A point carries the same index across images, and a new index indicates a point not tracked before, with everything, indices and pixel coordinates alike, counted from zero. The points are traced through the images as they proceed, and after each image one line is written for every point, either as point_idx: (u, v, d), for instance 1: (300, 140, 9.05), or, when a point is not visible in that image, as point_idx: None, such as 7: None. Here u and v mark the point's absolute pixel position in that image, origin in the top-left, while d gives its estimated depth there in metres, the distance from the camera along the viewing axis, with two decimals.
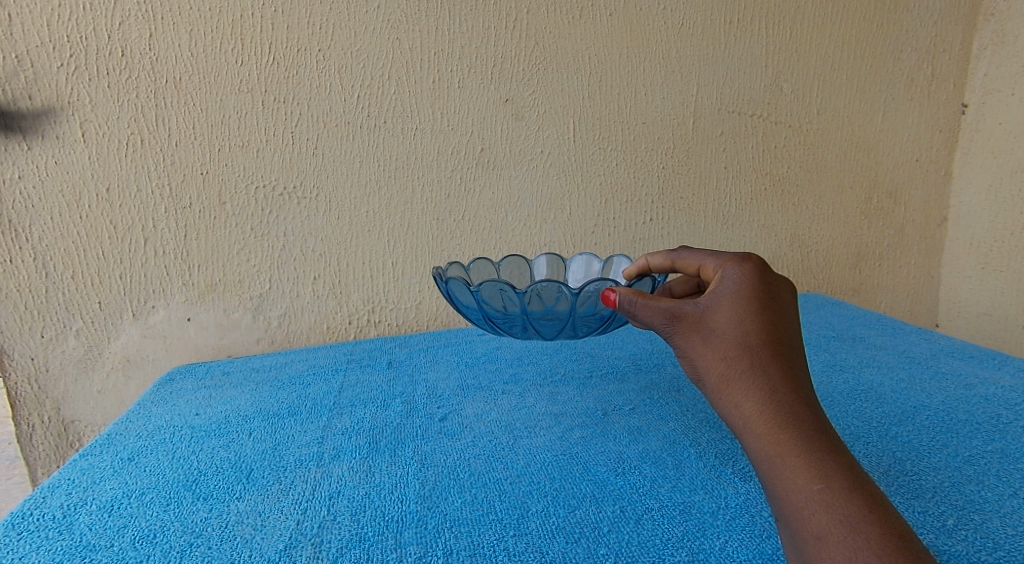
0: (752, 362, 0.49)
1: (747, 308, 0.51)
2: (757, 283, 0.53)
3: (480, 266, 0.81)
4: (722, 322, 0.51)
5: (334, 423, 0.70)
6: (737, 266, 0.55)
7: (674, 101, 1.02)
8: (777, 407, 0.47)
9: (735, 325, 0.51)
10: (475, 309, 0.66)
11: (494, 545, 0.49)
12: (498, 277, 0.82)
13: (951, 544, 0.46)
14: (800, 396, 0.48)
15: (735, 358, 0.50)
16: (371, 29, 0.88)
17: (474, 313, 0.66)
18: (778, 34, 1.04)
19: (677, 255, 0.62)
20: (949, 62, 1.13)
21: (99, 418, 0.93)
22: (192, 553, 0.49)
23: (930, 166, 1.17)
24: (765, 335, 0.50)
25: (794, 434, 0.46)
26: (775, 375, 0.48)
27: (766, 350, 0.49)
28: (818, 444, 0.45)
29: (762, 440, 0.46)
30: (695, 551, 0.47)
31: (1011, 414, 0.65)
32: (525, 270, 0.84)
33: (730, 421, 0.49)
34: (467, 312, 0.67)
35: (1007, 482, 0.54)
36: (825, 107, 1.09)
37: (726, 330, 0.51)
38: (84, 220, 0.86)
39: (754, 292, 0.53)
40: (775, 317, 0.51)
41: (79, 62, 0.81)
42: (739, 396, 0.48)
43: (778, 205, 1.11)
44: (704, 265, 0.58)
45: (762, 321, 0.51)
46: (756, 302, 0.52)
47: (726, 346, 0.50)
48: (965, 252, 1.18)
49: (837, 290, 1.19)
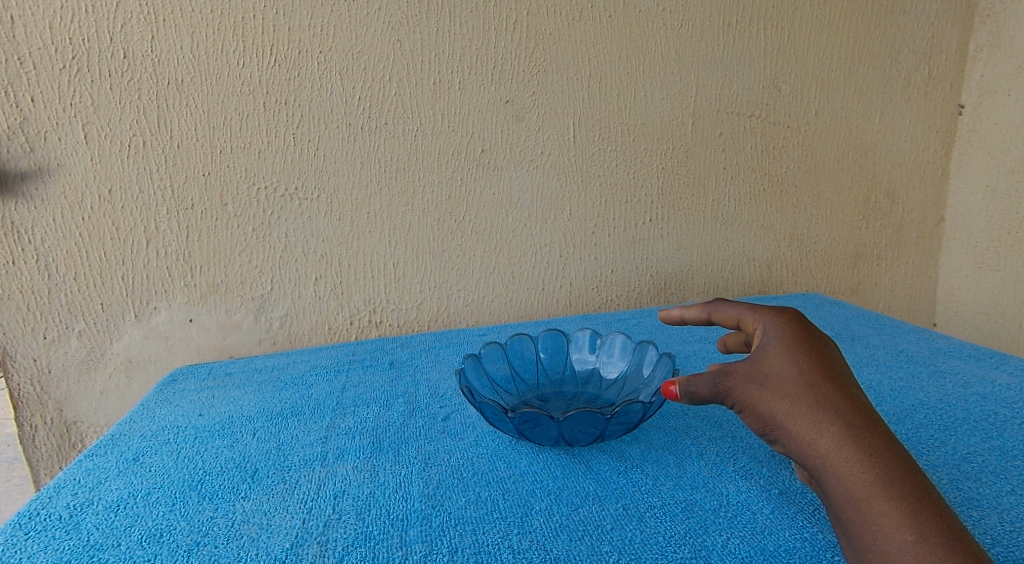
0: (819, 397, 0.49)
1: (795, 351, 0.52)
2: (796, 327, 0.55)
3: (469, 365, 0.71)
4: (775, 364, 0.51)
5: (337, 423, 0.70)
6: (773, 317, 0.57)
7: (672, 102, 1.03)
8: (857, 445, 0.46)
9: (790, 365, 0.51)
10: (533, 430, 0.60)
11: (498, 542, 0.50)
12: (492, 365, 0.74)
13: None
14: (876, 433, 0.47)
15: (801, 394, 0.49)
16: (372, 31, 0.89)
17: (533, 434, 0.61)
18: (777, 36, 1.05)
19: (712, 305, 0.62)
20: (946, 63, 1.14)
21: (101, 420, 0.93)
22: (199, 551, 0.50)
23: (927, 166, 1.18)
24: (823, 373, 0.50)
25: (879, 474, 0.45)
26: (846, 410, 0.48)
27: (829, 386, 0.49)
28: (907, 486, 0.44)
29: (846, 483, 0.45)
30: (697, 548, 0.48)
31: (1009, 412, 0.66)
32: (508, 351, 0.76)
33: (805, 461, 0.48)
34: (503, 427, 0.62)
35: (1004, 478, 0.54)
36: (823, 108, 1.10)
37: (784, 372, 0.51)
38: (87, 222, 0.86)
39: (799, 335, 0.54)
40: (824, 356, 0.52)
41: (82, 64, 0.81)
42: (814, 434, 0.47)
43: (776, 205, 1.12)
44: (741, 317, 0.59)
45: (816, 363, 0.51)
46: (801, 344, 0.53)
47: (788, 383, 0.50)
48: (962, 251, 1.19)
49: (836, 290, 1.19)
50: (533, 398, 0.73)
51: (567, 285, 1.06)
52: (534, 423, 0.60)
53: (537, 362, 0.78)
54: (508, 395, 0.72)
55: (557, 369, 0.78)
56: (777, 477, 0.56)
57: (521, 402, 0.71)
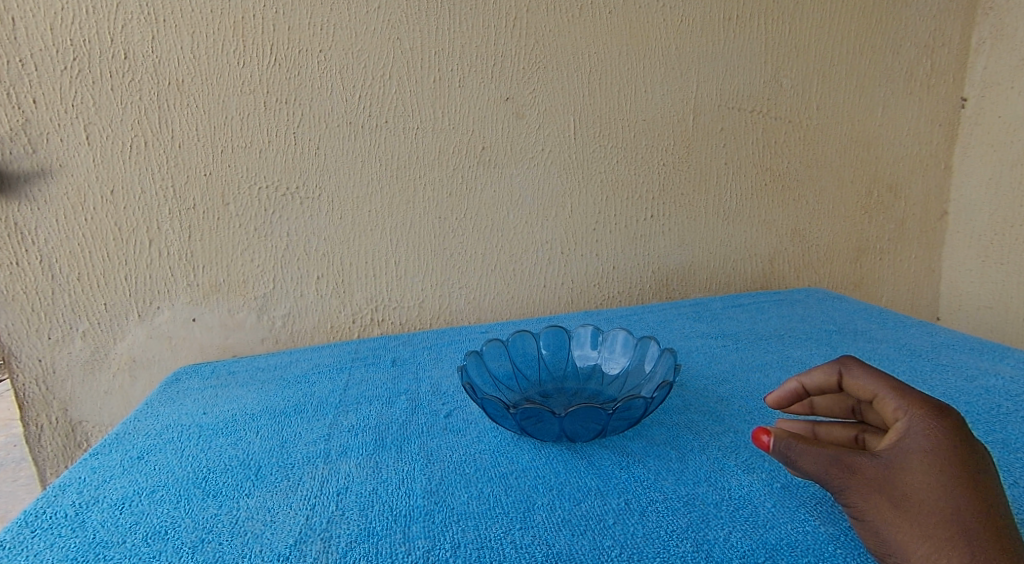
0: (960, 538, 0.42)
1: (944, 469, 0.44)
2: (951, 429, 0.45)
3: (472, 362, 0.71)
4: (916, 485, 0.44)
5: (340, 421, 0.71)
6: (925, 415, 0.46)
7: (673, 98, 1.02)
8: None
9: (933, 490, 0.43)
10: (535, 427, 0.60)
11: (501, 537, 0.50)
12: (494, 362, 0.74)
13: None
14: None
15: (940, 532, 0.42)
16: (371, 30, 0.89)
17: (535, 431, 0.61)
18: (777, 30, 1.05)
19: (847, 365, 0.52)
20: (948, 56, 1.13)
21: (105, 419, 0.93)
22: (204, 548, 0.51)
23: (930, 160, 1.18)
24: (972, 506, 0.43)
25: None
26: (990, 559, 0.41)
27: (978, 524, 0.42)
28: None
29: None
30: (699, 542, 0.48)
31: (1012, 405, 0.66)
32: (510, 347, 0.76)
33: None
34: (506, 424, 0.62)
35: (1007, 471, 0.54)
36: (824, 102, 1.10)
37: (925, 500, 0.43)
38: (90, 223, 0.86)
39: (954, 445, 0.45)
40: (979, 477, 0.44)
41: (83, 65, 0.82)
42: None
43: (778, 200, 1.11)
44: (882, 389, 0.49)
45: (965, 491, 0.43)
46: (953, 459, 0.44)
47: (926, 514, 0.43)
48: (965, 245, 1.19)
49: (839, 285, 1.19)
50: (535, 394, 0.73)
51: (569, 282, 1.06)
52: (536, 419, 0.60)
53: (539, 358, 0.78)
54: (510, 392, 0.72)
55: (559, 365, 0.78)
56: (779, 471, 0.56)
57: (524, 399, 0.71)
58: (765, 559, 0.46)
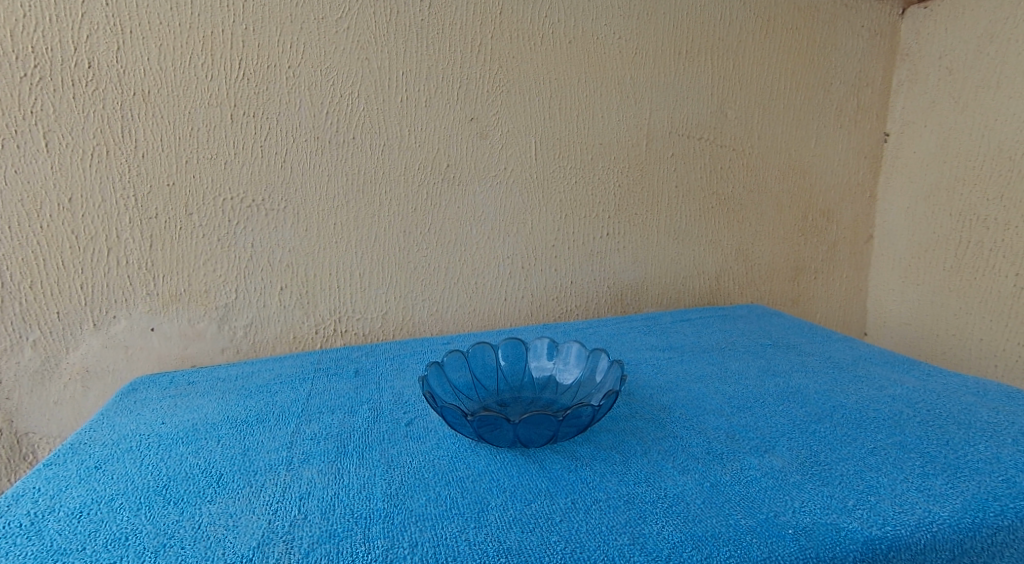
0: None
1: None
2: None
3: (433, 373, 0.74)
4: None
5: (302, 429, 0.72)
6: None
7: (627, 124, 1.09)
8: None
9: None
10: (493, 431, 0.64)
11: (456, 536, 0.53)
12: (454, 373, 0.78)
13: (849, 522, 0.54)
14: None
15: None
16: (341, 49, 0.92)
17: (493, 436, 0.64)
18: (723, 66, 1.13)
19: None
20: (871, 95, 1.24)
21: (54, 430, 0.91)
22: (166, 553, 0.52)
23: (857, 189, 1.28)
24: None
25: None
26: None
27: None
28: None
29: None
30: (636, 535, 0.52)
31: (913, 411, 0.73)
32: (469, 359, 0.80)
33: None
34: (465, 430, 0.65)
35: (902, 469, 0.61)
36: (765, 132, 1.18)
37: None
38: (45, 230, 0.85)
39: None
40: None
41: (44, 72, 0.81)
42: None
43: (722, 222, 1.19)
44: None
45: None
46: None
47: None
48: (888, 266, 1.30)
49: (778, 301, 1.27)
50: (493, 403, 0.76)
51: (528, 296, 1.10)
52: (492, 426, 0.63)
53: (498, 369, 0.81)
54: (469, 401, 0.75)
55: (516, 376, 0.82)
56: (710, 471, 0.61)
57: (482, 407, 0.75)
58: (691, 550, 0.51)
